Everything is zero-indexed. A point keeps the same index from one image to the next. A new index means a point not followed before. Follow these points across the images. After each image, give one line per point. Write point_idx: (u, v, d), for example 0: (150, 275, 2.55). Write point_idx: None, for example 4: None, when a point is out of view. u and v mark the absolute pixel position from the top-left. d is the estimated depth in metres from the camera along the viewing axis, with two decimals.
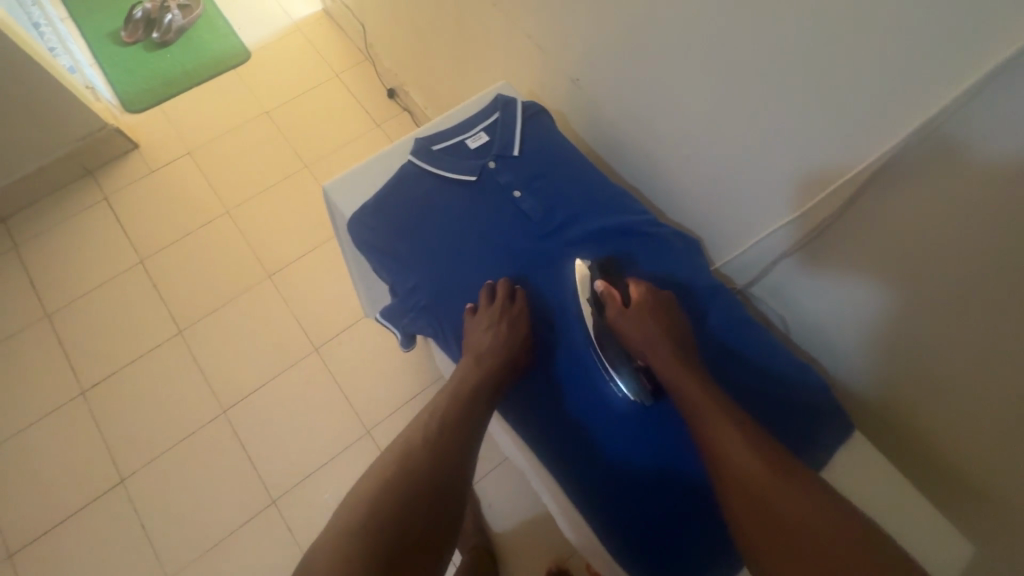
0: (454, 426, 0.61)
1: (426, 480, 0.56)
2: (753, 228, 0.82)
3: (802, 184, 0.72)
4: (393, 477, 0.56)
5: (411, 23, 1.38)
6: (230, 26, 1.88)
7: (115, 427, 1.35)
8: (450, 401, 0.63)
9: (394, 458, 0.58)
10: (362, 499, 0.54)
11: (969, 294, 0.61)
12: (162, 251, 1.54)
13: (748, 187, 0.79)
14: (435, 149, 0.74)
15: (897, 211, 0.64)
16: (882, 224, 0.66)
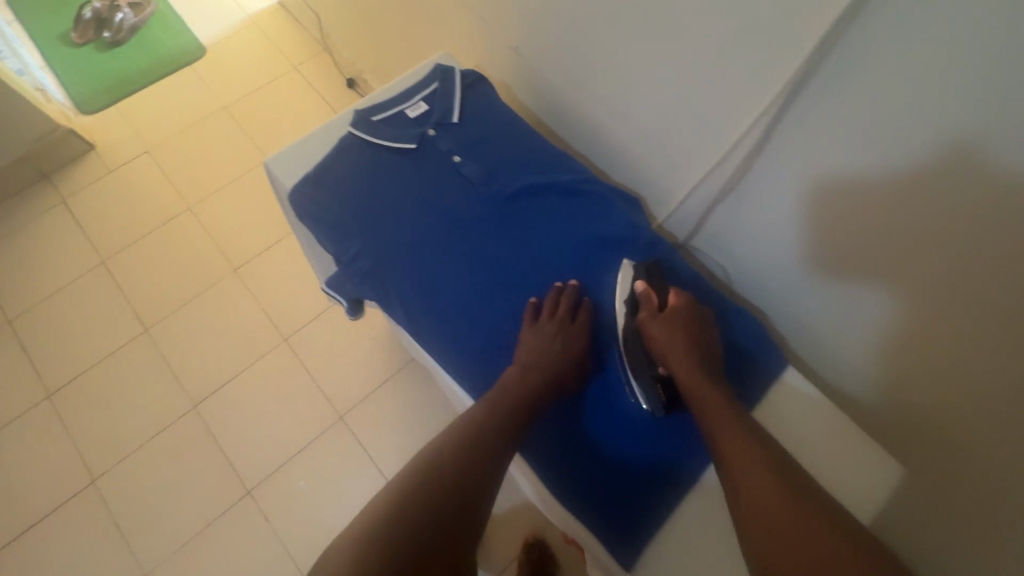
0: (487, 435, 0.59)
1: (455, 495, 0.54)
2: (686, 179, 0.82)
3: (729, 124, 0.71)
4: (418, 485, 0.54)
5: (362, 9, 1.38)
6: (183, 23, 1.86)
7: (84, 429, 1.33)
8: (491, 407, 0.61)
9: (423, 466, 0.56)
10: (383, 508, 0.52)
11: (898, 213, 0.61)
12: (125, 251, 1.53)
13: (679, 134, 0.77)
14: (374, 120, 0.75)
15: (822, 136, 0.63)
16: (807, 150, 0.65)
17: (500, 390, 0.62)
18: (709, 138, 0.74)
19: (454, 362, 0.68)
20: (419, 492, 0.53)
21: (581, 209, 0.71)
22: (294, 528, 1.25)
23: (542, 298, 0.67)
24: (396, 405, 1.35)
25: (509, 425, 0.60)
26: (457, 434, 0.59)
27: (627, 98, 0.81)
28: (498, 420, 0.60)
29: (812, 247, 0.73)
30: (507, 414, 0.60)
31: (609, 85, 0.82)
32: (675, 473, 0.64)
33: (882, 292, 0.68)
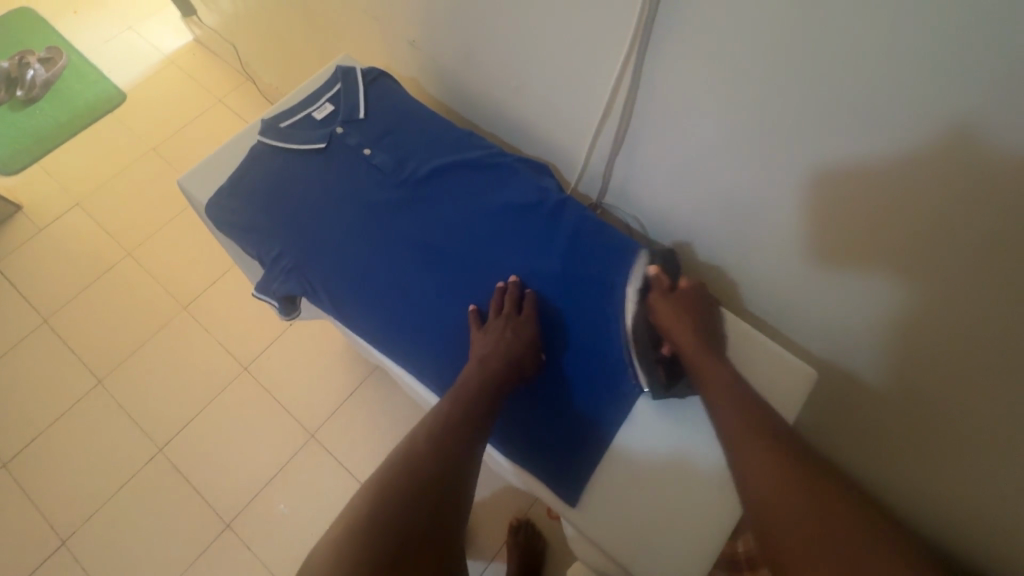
0: (455, 436, 0.60)
1: (431, 500, 0.56)
2: (584, 135, 0.82)
3: (605, 78, 0.72)
4: (394, 497, 0.56)
5: (273, 32, 1.38)
6: (98, 71, 1.84)
7: (47, 491, 1.30)
8: (456, 402, 0.62)
9: (395, 476, 0.57)
10: (360, 523, 0.54)
11: (771, 135, 0.62)
12: (68, 305, 1.49)
13: (567, 96, 0.78)
14: (283, 126, 0.77)
15: (689, 76, 0.64)
16: (678, 91, 0.66)
17: (462, 385, 0.63)
18: (593, 91, 0.74)
19: (388, 344, 0.70)
20: (392, 505, 0.55)
21: (493, 182, 0.75)
22: (280, 551, 1.24)
23: (499, 289, 0.68)
24: (366, 414, 1.36)
25: (477, 419, 0.61)
26: (426, 436, 0.60)
27: (513, 70, 0.82)
28: (465, 417, 0.61)
29: (712, 181, 0.73)
30: (473, 411, 0.61)
31: (496, 55, 0.82)
32: (606, 416, 0.67)
33: (781, 214, 0.69)
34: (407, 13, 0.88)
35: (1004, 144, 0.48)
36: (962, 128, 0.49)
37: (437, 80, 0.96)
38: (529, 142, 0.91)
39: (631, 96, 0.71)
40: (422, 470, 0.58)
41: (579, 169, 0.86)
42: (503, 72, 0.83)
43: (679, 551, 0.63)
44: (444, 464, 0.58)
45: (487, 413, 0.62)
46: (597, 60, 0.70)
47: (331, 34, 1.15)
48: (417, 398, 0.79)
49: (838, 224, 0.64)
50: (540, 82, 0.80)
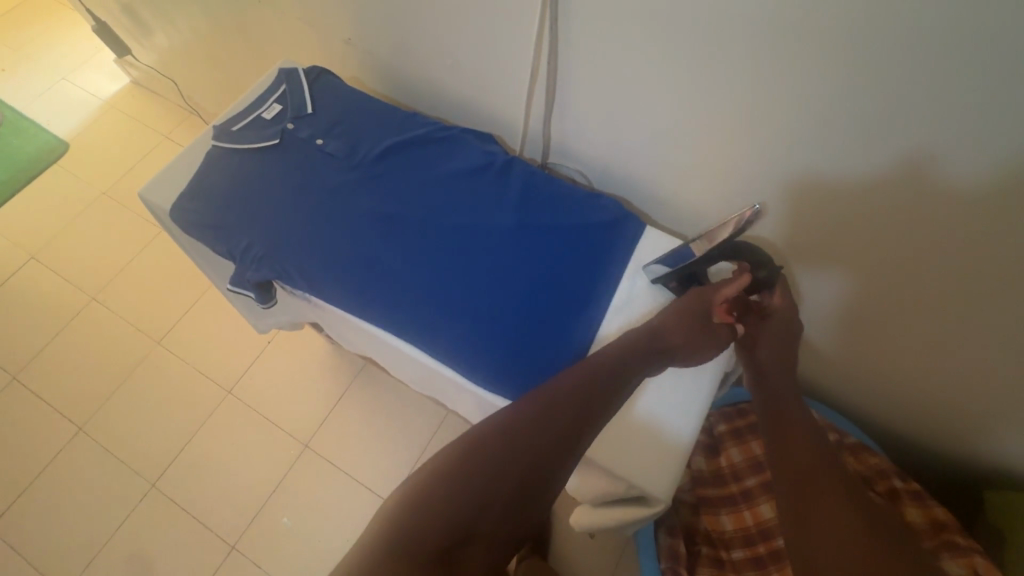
0: (560, 436, 0.58)
1: (518, 496, 0.55)
2: (520, 104, 0.88)
3: (528, 43, 0.77)
4: (481, 480, 0.54)
5: (211, 61, 1.41)
6: (36, 124, 1.82)
7: (41, 545, 1.27)
8: (564, 400, 0.61)
9: (489, 461, 0.55)
10: (435, 497, 0.53)
11: (681, 68, 0.69)
12: (36, 358, 1.47)
13: (500, 67, 0.84)
14: (235, 129, 0.81)
15: (600, 26, 0.71)
16: (595, 42, 0.73)
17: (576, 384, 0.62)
18: (522, 60, 0.80)
19: (367, 313, 0.73)
20: (477, 493, 0.54)
21: (445, 153, 0.81)
22: (289, 563, 1.24)
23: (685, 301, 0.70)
24: (357, 416, 1.38)
25: (580, 425, 0.60)
26: (527, 429, 0.58)
27: (446, 51, 0.87)
28: (572, 420, 0.59)
29: (641, 123, 0.79)
30: (581, 414, 0.60)
31: (428, 39, 0.87)
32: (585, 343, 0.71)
33: (706, 143, 0.76)
34: (340, 14, 0.93)
35: (960, 175, 0.60)
36: (926, 156, 0.61)
37: (378, 75, 1.02)
38: (473, 118, 0.97)
39: (555, 57, 0.77)
40: (518, 462, 0.56)
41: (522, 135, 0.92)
42: (437, 54, 0.89)
43: (652, 454, 0.68)
44: (541, 466, 0.57)
45: (587, 418, 0.61)
46: (520, 29, 0.76)
47: (269, 51, 1.19)
48: (400, 366, 0.83)
49: (756, 138, 0.71)
50: (472, 59, 0.86)
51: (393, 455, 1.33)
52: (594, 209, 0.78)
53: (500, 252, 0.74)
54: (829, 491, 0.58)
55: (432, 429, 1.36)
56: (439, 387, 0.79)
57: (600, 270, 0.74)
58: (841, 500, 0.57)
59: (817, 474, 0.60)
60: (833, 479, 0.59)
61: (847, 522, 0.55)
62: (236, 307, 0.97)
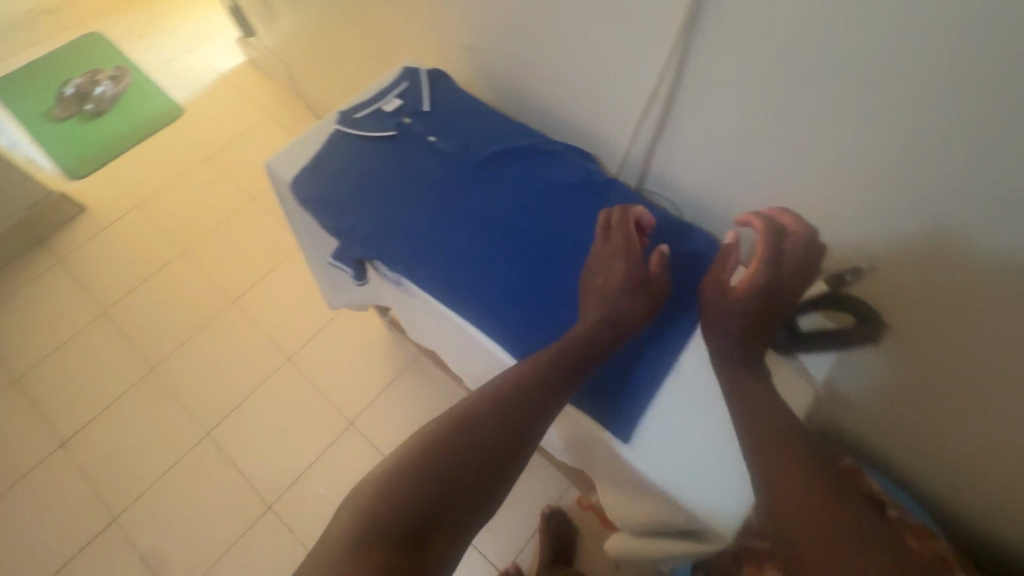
0: (505, 429, 0.61)
1: (466, 489, 0.55)
2: (623, 128, 0.91)
3: (645, 73, 0.80)
4: (433, 479, 0.54)
5: (327, 52, 1.53)
6: (160, 88, 2.00)
7: (100, 470, 1.36)
8: (505, 398, 0.63)
9: (435, 460, 0.56)
10: (387, 501, 0.52)
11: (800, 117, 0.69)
12: (125, 298, 1.60)
13: (611, 92, 0.87)
14: (357, 116, 0.87)
15: (722, 66, 0.72)
16: (714, 81, 0.74)
17: (514, 383, 0.65)
18: (635, 87, 0.83)
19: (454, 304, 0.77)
20: (427, 491, 0.53)
21: (547, 164, 0.84)
22: (319, 533, 1.29)
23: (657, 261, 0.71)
24: (403, 403, 1.42)
25: (524, 415, 0.62)
26: (470, 424, 0.60)
27: (560, 70, 0.91)
28: (514, 412, 0.62)
29: (745, 164, 0.80)
30: (525, 406, 0.62)
31: (546, 57, 0.91)
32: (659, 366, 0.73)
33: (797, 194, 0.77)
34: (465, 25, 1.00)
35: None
36: (954, 231, 0.64)
37: (487, 85, 1.07)
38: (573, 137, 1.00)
39: (671, 92, 0.79)
40: (464, 458, 0.57)
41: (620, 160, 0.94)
42: (551, 73, 0.93)
43: (715, 478, 0.67)
44: (489, 455, 0.58)
45: (534, 409, 0.63)
46: (640, 63, 0.79)
47: (386, 50, 1.28)
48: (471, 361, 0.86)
49: (866, 196, 0.70)
50: (587, 83, 0.89)
51: None
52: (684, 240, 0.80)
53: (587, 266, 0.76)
54: (804, 484, 0.56)
55: None
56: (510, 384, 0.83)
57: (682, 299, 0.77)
58: (819, 493, 0.55)
59: (788, 468, 0.57)
60: (804, 470, 0.57)
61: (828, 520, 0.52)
62: (319, 279, 1.03)
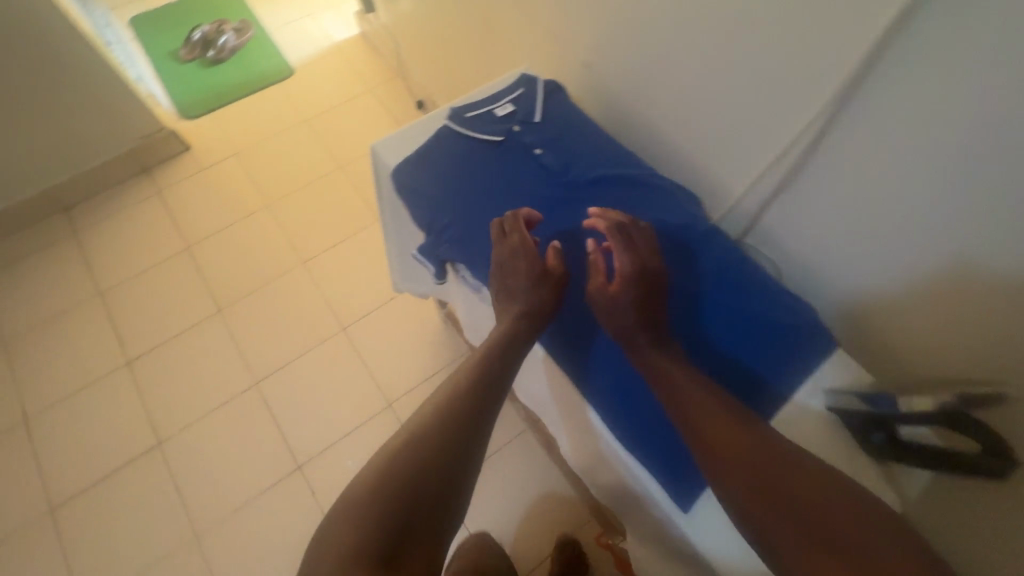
0: (457, 429, 0.62)
1: (431, 498, 0.57)
2: (738, 175, 0.85)
3: (780, 124, 0.75)
4: (396, 489, 0.56)
5: (441, 41, 1.55)
6: (276, 46, 2.10)
7: (155, 394, 1.45)
8: (455, 399, 0.65)
9: (396, 477, 0.57)
10: (356, 528, 0.53)
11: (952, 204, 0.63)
12: (208, 239, 1.69)
13: (734, 136, 0.82)
14: (468, 115, 0.86)
15: (872, 133, 0.66)
16: (858, 146, 0.68)
17: (461, 383, 0.68)
18: (766, 136, 0.77)
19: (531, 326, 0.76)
20: (395, 514, 0.55)
21: (650, 200, 0.81)
22: None
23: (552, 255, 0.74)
24: None
25: (473, 410, 0.65)
26: (426, 430, 0.61)
27: (683, 103, 0.87)
28: (463, 410, 0.64)
29: (872, 238, 0.73)
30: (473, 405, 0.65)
31: (671, 91, 0.88)
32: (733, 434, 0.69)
33: (896, 272, 0.72)
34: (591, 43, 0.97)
35: None
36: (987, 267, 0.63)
37: (602, 102, 1.04)
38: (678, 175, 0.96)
39: (805, 151, 0.73)
40: (426, 471, 0.58)
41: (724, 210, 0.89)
42: (673, 107, 0.89)
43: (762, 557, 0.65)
44: (446, 456, 0.60)
45: (480, 405, 0.66)
46: (777, 117, 0.75)
47: (501, 49, 1.28)
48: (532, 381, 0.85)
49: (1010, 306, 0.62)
50: (708, 125, 0.85)
51: None
52: (777, 303, 0.75)
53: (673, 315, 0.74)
54: (761, 461, 0.58)
55: (505, 438, 1.39)
56: (571, 415, 0.82)
57: (757, 359, 0.72)
58: (778, 468, 0.57)
59: (741, 446, 0.59)
60: (754, 444, 0.59)
61: (791, 500, 0.55)
62: (393, 269, 1.04)
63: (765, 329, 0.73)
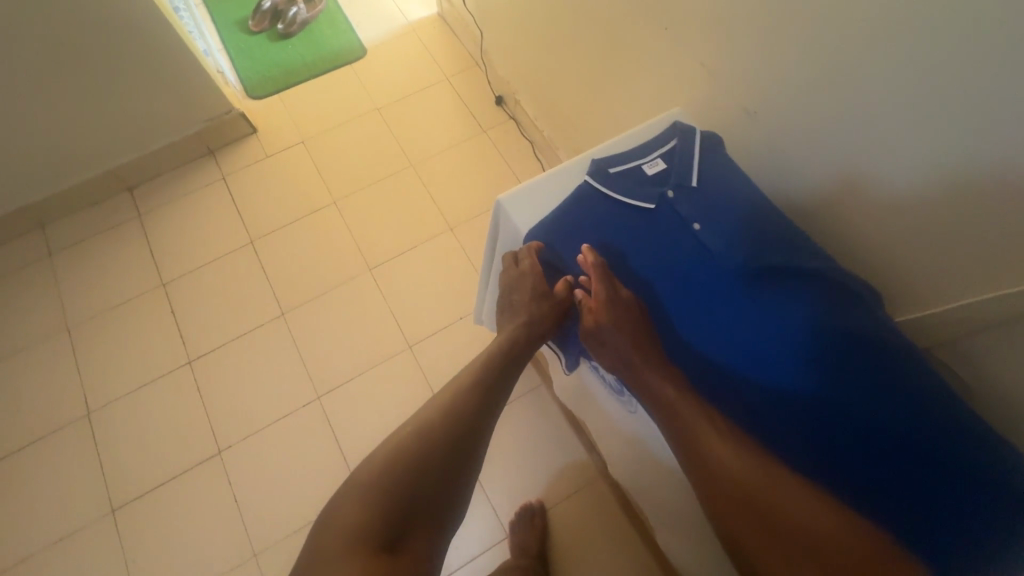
0: (467, 422, 0.69)
1: (433, 495, 0.64)
2: (950, 278, 0.72)
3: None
4: (416, 468, 0.63)
5: (540, 37, 1.38)
6: (349, 22, 1.95)
7: (216, 399, 1.41)
8: (461, 403, 0.70)
9: (404, 475, 0.62)
10: (362, 517, 0.60)
11: None
12: (273, 233, 1.61)
13: (956, 234, 0.69)
14: (612, 172, 0.79)
15: None
16: None
17: (467, 387, 0.72)
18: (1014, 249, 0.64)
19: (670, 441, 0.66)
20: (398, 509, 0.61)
21: (836, 299, 0.68)
22: None
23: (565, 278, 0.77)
24: (511, 432, 1.35)
25: (476, 417, 0.70)
26: (431, 430, 0.67)
27: (886, 183, 0.74)
28: (468, 416, 0.69)
29: None
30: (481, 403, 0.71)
31: (875, 166, 0.74)
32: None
33: None
34: (776, 90, 0.83)
35: None
36: None
37: (758, 155, 0.92)
38: (857, 256, 0.84)
39: None
40: (431, 472, 0.64)
41: (921, 315, 0.76)
42: (877, 188, 0.75)
43: None
44: (450, 460, 0.66)
45: (482, 413, 0.71)
46: None
47: (622, 65, 1.12)
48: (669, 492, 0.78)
49: None
50: (922, 214, 0.72)
51: (527, 487, 1.30)
52: (972, 440, 0.60)
53: (863, 457, 0.60)
54: (753, 482, 0.58)
55: (575, 486, 1.29)
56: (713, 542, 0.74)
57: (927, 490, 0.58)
58: (768, 488, 0.57)
59: (731, 466, 0.59)
60: (746, 465, 0.59)
61: (777, 516, 0.56)
62: (477, 304, 1.03)
63: (882, 429, 0.61)
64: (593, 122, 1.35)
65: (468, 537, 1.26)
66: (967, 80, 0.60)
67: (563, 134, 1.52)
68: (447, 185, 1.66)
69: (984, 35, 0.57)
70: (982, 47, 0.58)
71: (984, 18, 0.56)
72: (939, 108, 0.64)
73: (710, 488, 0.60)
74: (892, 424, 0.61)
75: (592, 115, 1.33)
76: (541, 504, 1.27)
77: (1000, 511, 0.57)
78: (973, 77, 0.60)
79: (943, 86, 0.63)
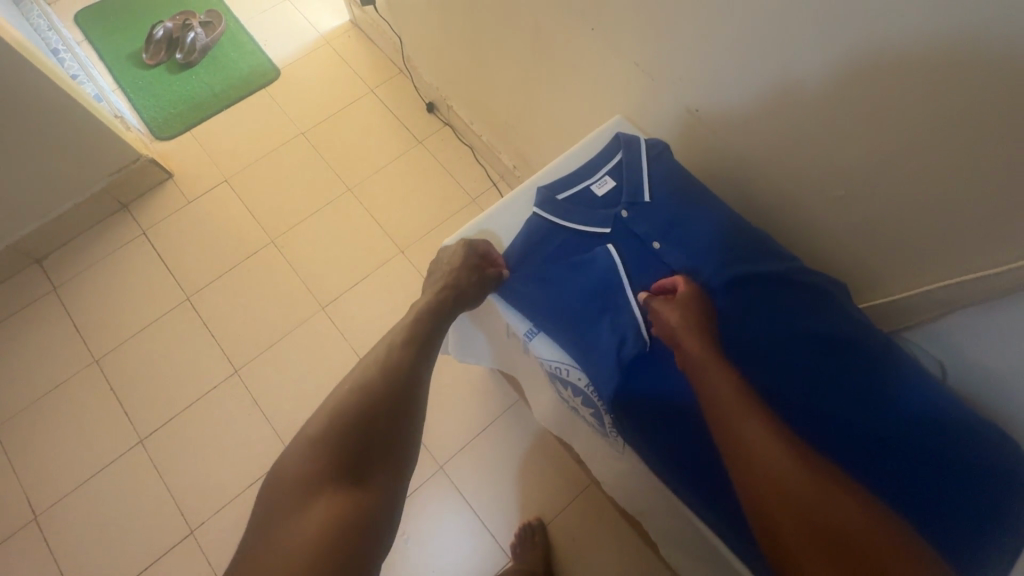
0: (405, 375, 0.70)
1: (386, 437, 0.65)
2: (907, 262, 0.73)
3: (991, 220, 0.62)
4: (360, 417, 0.64)
5: (463, 41, 1.30)
6: (255, 41, 1.81)
7: (178, 474, 1.31)
8: (400, 370, 0.70)
9: (349, 427, 0.64)
10: (317, 466, 0.61)
11: None
12: (209, 285, 1.49)
13: (908, 219, 0.69)
14: (560, 199, 0.78)
15: None
16: None
17: (399, 369, 0.70)
18: (967, 229, 0.64)
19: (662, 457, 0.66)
20: (348, 461, 0.62)
21: (805, 298, 0.68)
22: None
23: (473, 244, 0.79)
24: (497, 454, 1.32)
25: (409, 372, 0.70)
26: (377, 390, 0.67)
27: (836, 174, 0.73)
28: (405, 374, 0.70)
29: None
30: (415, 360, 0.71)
31: (824, 157, 0.73)
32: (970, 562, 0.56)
33: None
34: (715, 86, 0.80)
35: None
36: None
37: (706, 150, 0.89)
38: (813, 246, 0.83)
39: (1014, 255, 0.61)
40: (378, 427, 0.65)
41: (888, 301, 0.77)
42: (823, 182, 0.76)
43: None
44: (395, 413, 0.66)
45: (414, 379, 0.70)
46: (991, 206, 0.61)
47: (553, 66, 1.07)
48: (668, 514, 0.76)
49: None
50: (888, 205, 0.70)
51: (522, 506, 1.27)
52: (960, 427, 0.61)
53: (864, 448, 0.60)
54: (808, 491, 0.50)
55: (569, 497, 1.27)
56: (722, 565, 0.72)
57: (933, 474, 0.58)
58: (822, 501, 0.50)
59: (782, 469, 0.51)
60: (797, 469, 0.52)
61: (821, 525, 0.49)
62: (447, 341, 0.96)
63: (870, 419, 0.61)
64: (531, 124, 1.29)
65: (471, 567, 1.22)
66: (914, 69, 0.59)
67: (503, 138, 1.46)
68: (389, 205, 1.58)
69: (921, 24, 0.56)
70: (919, 36, 0.56)
71: (940, 5, 0.54)
72: (893, 101, 0.62)
73: (772, 487, 0.51)
74: (878, 416, 0.61)
75: (528, 117, 1.28)
76: (539, 520, 1.24)
77: (989, 478, 0.58)
78: (928, 68, 0.58)
79: (885, 76, 0.62)
